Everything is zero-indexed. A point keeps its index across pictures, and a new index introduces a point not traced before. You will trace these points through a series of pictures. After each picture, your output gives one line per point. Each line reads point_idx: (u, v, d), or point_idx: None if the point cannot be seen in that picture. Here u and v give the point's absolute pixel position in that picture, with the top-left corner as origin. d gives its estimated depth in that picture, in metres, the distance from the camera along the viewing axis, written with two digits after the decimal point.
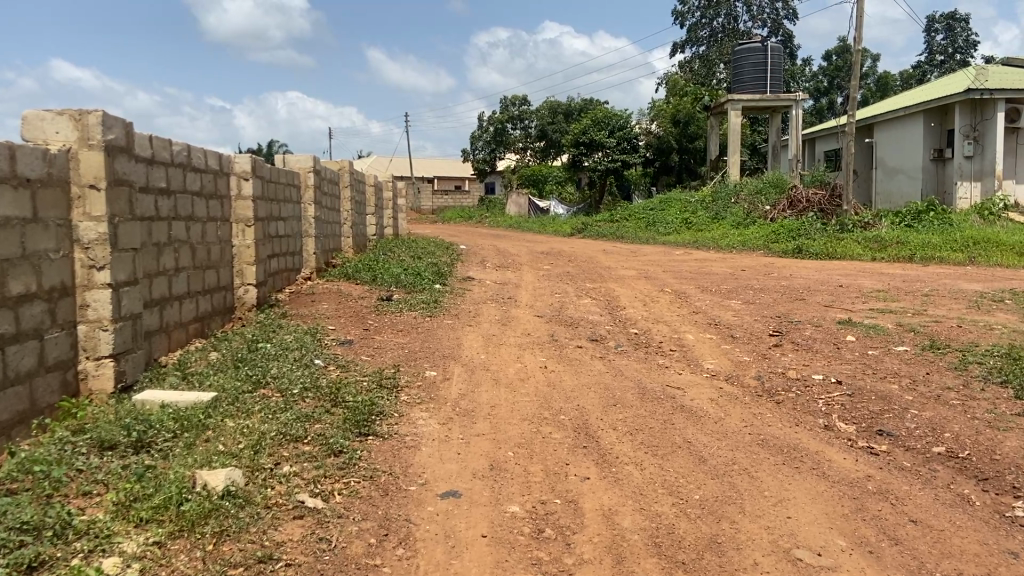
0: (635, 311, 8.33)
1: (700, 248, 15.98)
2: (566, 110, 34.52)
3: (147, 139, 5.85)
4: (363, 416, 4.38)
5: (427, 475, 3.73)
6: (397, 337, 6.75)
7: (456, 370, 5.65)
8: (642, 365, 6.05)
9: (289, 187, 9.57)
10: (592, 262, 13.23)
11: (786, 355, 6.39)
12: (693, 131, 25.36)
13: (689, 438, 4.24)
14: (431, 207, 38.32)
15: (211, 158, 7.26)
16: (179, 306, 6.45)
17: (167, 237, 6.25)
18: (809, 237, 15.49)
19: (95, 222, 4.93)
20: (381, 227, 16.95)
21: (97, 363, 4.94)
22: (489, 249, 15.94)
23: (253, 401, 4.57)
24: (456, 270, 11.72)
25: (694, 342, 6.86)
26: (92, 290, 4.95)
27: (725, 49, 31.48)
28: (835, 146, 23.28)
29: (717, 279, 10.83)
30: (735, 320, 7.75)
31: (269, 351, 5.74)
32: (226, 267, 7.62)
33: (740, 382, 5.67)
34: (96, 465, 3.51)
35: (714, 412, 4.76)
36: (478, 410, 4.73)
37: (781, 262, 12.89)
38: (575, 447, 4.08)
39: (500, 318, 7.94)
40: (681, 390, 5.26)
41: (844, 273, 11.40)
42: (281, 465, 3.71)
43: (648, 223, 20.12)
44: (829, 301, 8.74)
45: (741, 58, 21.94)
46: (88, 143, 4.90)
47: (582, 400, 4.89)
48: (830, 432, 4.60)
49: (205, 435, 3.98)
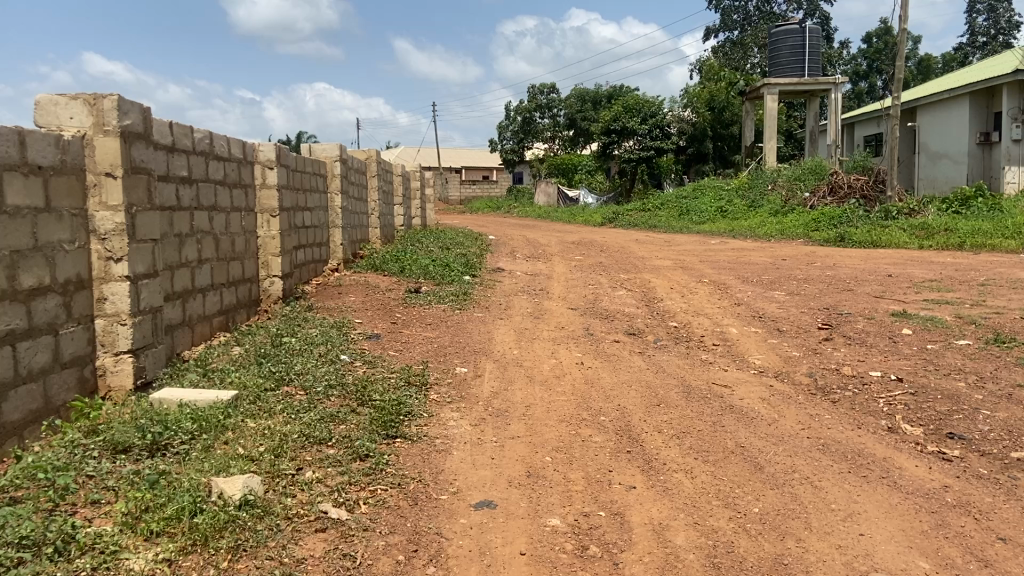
0: (674, 303, 7.98)
1: (737, 237, 15.51)
2: (594, 99, 33.74)
3: (167, 125, 5.63)
4: (391, 416, 4.11)
5: (459, 483, 3.44)
6: (426, 331, 6.48)
7: (488, 366, 5.36)
8: (684, 361, 5.70)
9: (315, 177, 9.34)
10: (625, 252, 12.84)
11: (838, 350, 6.00)
12: (728, 117, 25.21)
13: (742, 442, 3.90)
14: (459, 197, 38.11)
15: (235, 146, 7.04)
16: (202, 299, 6.24)
17: (189, 228, 6.04)
18: (852, 225, 14.94)
19: (111, 211, 4.71)
20: (408, 218, 16.73)
21: (115, 359, 4.73)
22: (519, 239, 15.62)
23: (275, 400, 4.33)
24: (486, 261, 11.43)
25: (738, 336, 6.49)
26: (110, 283, 4.72)
27: (760, 33, 30.74)
28: (875, 131, 22.55)
29: (758, 269, 10.40)
30: (781, 313, 7.36)
31: (293, 346, 5.49)
32: (251, 259, 7.42)
33: (791, 380, 5.29)
34: (107, 472, 3.29)
35: (768, 413, 4.41)
36: (513, 411, 4.43)
37: (823, 252, 12.40)
38: (618, 453, 3.77)
39: (533, 311, 7.63)
40: (729, 389, 4.92)
41: (891, 262, 10.91)
42: (303, 471, 3.45)
43: (682, 211, 19.64)
44: (879, 292, 8.29)
45: (778, 42, 21.31)
46: (103, 129, 4.67)
47: (623, 400, 4.58)
48: (894, 436, 4.23)
49: (224, 437, 3.74)
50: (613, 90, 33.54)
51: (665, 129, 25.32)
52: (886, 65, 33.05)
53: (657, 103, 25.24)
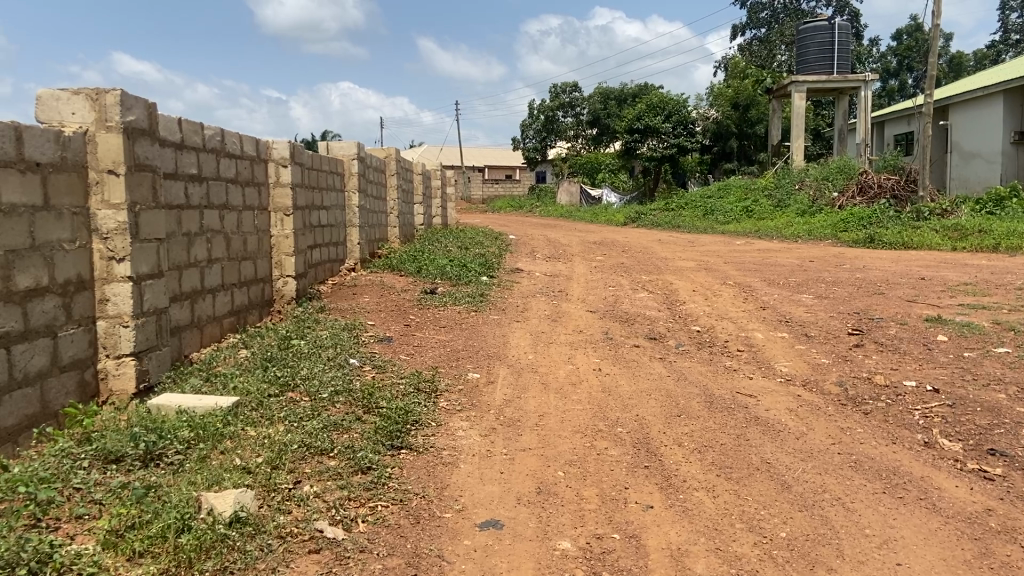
0: (697, 306, 7.73)
1: (763, 238, 15.17)
2: (618, 97, 33.36)
3: (175, 122, 5.50)
4: (396, 426, 3.92)
5: (465, 499, 3.25)
6: (440, 334, 6.28)
7: (502, 372, 5.16)
8: (707, 368, 5.46)
9: (332, 175, 9.19)
10: (647, 253, 12.59)
11: (869, 358, 5.72)
12: (754, 116, 24.70)
13: (768, 458, 3.67)
14: (481, 196, 37.95)
15: (248, 144, 6.91)
16: (212, 299, 6.11)
17: (199, 227, 5.92)
18: (882, 225, 14.54)
19: (113, 210, 4.57)
20: (429, 216, 16.58)
21: (117, 362, 4.59)
22: (540, 238, 15.40)
23: (277, 406, 4.16)
24: (505, 261, 11.23)
25: (763, 342, 6.23)
26: (112, 284, 4.60)
27: (787, 30, 30.22)
28: (905, 130, 22.02)
29: (784, 271, 10.10)
30: (809, 317, 7.07)
31: (301, 350, 5.34)
32: (264, 258, 7.29)
33: (819, 389, 5.03)
34: (95, 484, 3.15)
35: (795, 425, 4.16)
36: (525, 420, 4.22)
37: (852, 253, 12.07)
38: (634, 468, 3.55)
39: (551, 313, 7.41)
40: (754, 399, 4.67)
41: (923, 264, 10.55)
42: (301, 485, 3.28)
43: (706, 211, 19.30)
44: (911, 296, 7.97)
45: (806, 39, 20.85)
46: (106, 125, 4.53)
47: (642, 410, 4.35)
48: (930, 451, 3.97)
49: (221, 446, 3.58)
50: (636, 88, 33.27)
51: (689, 127, 24.94)
52: (918, 62, 32.38)
53: (682, 101, 24.89)
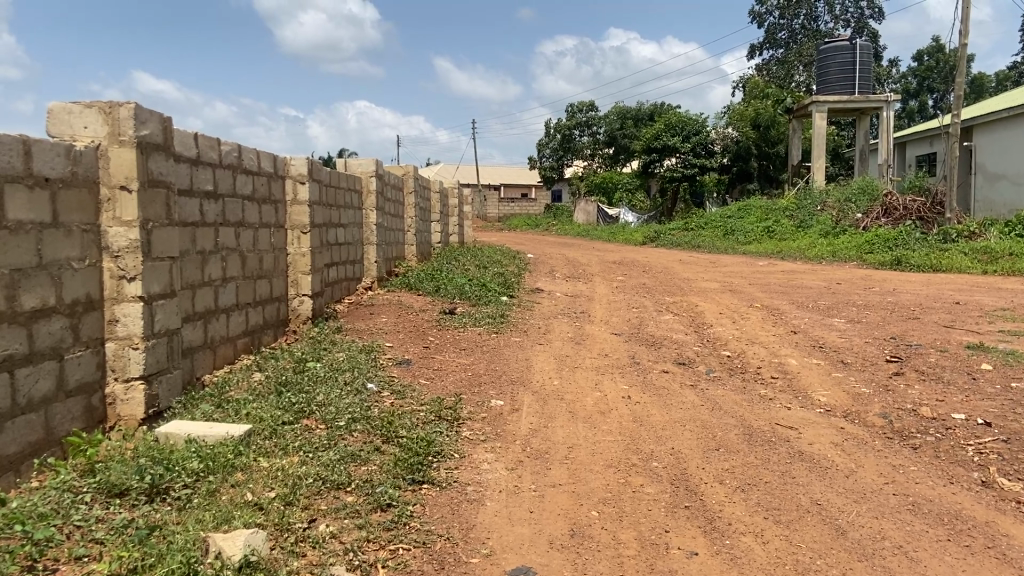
0: (725, 330, 7.46)
1: (786, 259, 14.86)
2: (635, 116, 33.16)
3: (191, 137, 5.35)
4: (417, 458, 3.69)
5: (494, 542, 3.00)
6: (460, 358, 6.05)
7: (527, 399, 4.92)
8: (741, 397, 5.19)
9: (350, 193, 9.03)
10: (669, 273, 12.33)
11: (912, 387, 5.42)
12: (774, 135, 24.38)
13: (818, 499, 3.39)
14: (497, 215, 37.89)
15: (265, 160, 6.76)
16: (225, 320, 5.92)
17: (214, 245, 5.75)
18: (909, 247, 14.20)
19: (125, 227, 4.40)
20: (446, 235, 16.42)
21: (126, 386, 4.40)
22: (559, 258, 15.19)
23: (292, 435, 3.94)
24: (525, 281, 11.02)
25: (798, 368, 5.95)
26: (122, 304, 4.41)
27: (806, 50, 30.02)
28: (928, 150, 21.67)
29: (812, 293, 9.80)
30: (843, 343, 6.79)
31: (317, 373, 5.12)
32: (280, 277, 7.12)
33: (861, 422, 4.75)
34: (97, 521, 2.94)
35: (842, 462, 3.88)
36: (553, 453, 3.97)
37: (880, 275, 11.76)
38: (674, 508, 3.29)
39: (574, 336, 7.17)
40: (796, 431, 4.40)
41: (955, 288, 10.22)
42: (316, 525, 3.05)
43: (726, 231, 19.02)
44: (948, 321, 7.66)
45: (827, 58, 20.60)
46: (119, 139, 4.37)
47: (677, 443, 4.09)
48: (990, 492, 3.67)
49: (232, 479, 3.37)
50: (654, 108, 33.14)
51: (707, 147, 24.71)
52: (939, 83, 32.06)
53: (701, 121, 24.68)
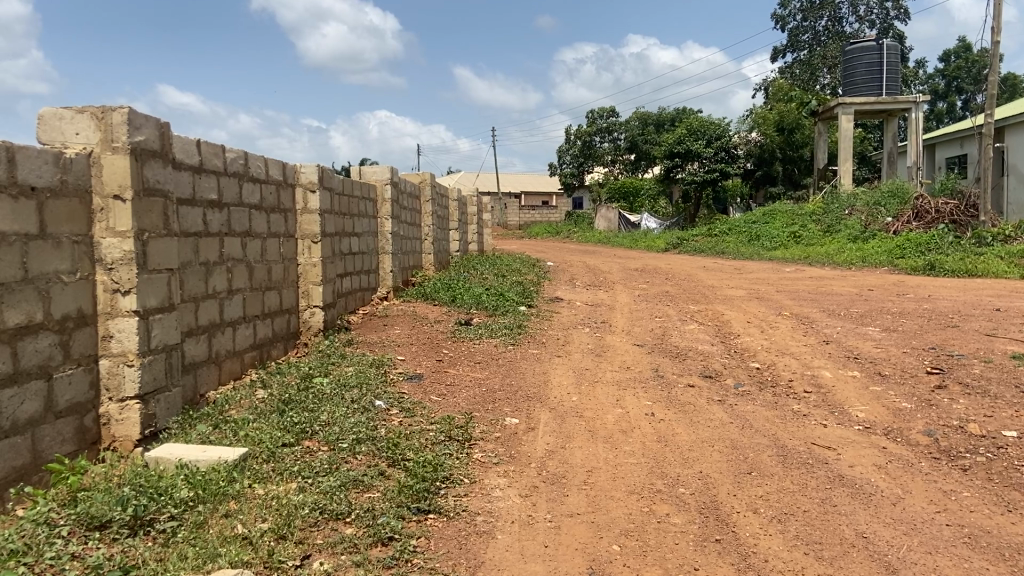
0: (753, 340, 7.12)
1: (814, 265, 14.43)
2: (657, 121, 33.12)
3: (193, 144, 5.16)
4: (423, 485, 3.41)
5: None
6: (474, 372, 5.77)
7: (543, 417, 4.62)
8: (773, 413, 4.86)
9: (363, 201, 8.81)
10: (693, 280, 11.97)
11: (957, 402, 5.05)
12: (798, 139, 23.95)
13: (864, 531, 3.07)
14: (518, 222, 37.62)
15: (274, 168, 6.56)
16: (231, 333, 5.70)
17: (218, 256, 5.54)
18: (942, 251, 13.72)
19: (119, 238, 4.19)
20: (465, 243, 16.20)
21: (121, 406, 4.18)
22: (579, 265, 14.88)
23: (291, 458, 3.69)
24: (543, 289, 10.74)
25: (833, 381, 5.61)
26: (116, 320, 4.20)
27: (831, 52, 29.52)
28: (959, 152, 21.07)
29: (843, 301, 9.40)
30: (880, 353, 6.42)
31: (323, 390, 4.86)
32: (290, 288, 6.89)
33: (904, 440, 4.40)
34: (71, 558, 2.70)
35: (889, 488, 3.53)
36: (572, 477, 3.67)
37: (913, 280, 11.32)
38: (703, 542, 2.98)
39: (594, 347, 6.87)
40: (834, 452, 4.07)
41: (993, 293, 9.78)
42: (310, 562, 2.78)
43: (751, 236, 18.59)
44: (990, 329, 7.24)
45: (853, 59, 20.11)
46: (112, 146, 4.18)
47: (705, 466, 3.77)
48: None
49: (223, 509, 3.11)
50: (674, 113, 32.83)
51: (730, 151, 24.32)
52: (968, 83, 31.36)
53: (723, 126, 24.22)
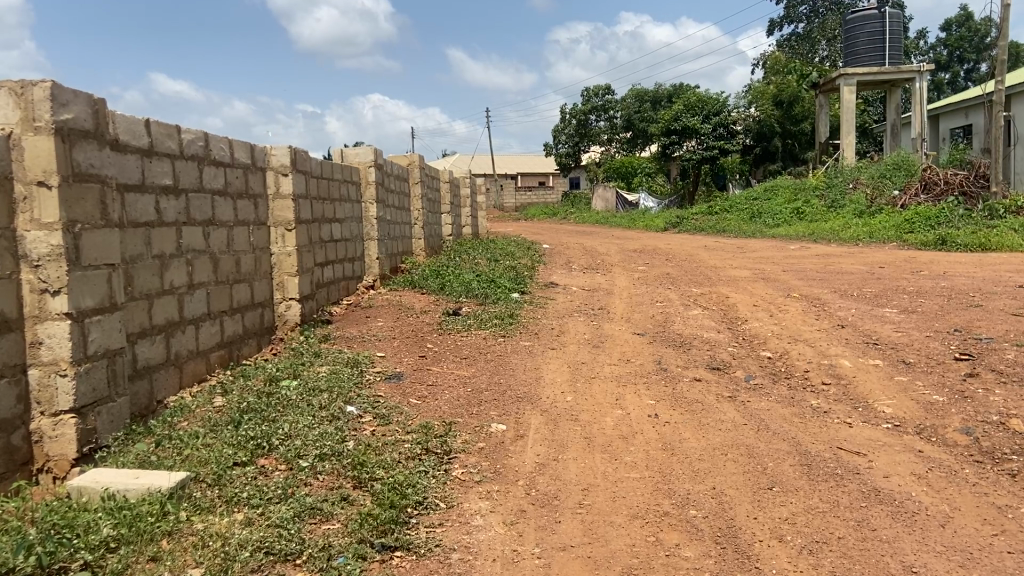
0: (762, 325, 6.62)
1: (819, 242, 13.90)
2: (653, 99, 32.51)
3: (140, 123, 4.62)
4: (392, 513, 2.91)
5: None
6: (460, 369, 5.27)
7: (535, 423, 4.12)
8: (791, 411, 4.37)
9: (345, 184, 8.27)
10: (694, 261, 11.45)
11: (993, 392, 4.54)
12: (798, 113, 23.43)
13: (912, 564, 2.58)
14: (513, 204, 37.02)
15: (240, 150, 6.03)
16: (194, 331, 5.20)
17: (176, 248, 5.02)
18: (952, 225, 13.17)
19: (45, 231, 3.68)
20: (457, 226, 15.70)
21: (54, 420, 3.68)
22: (575, 247, 14.34)
23: (239, 482, 3.19)
24: (538, 274, 10.23)
25: (853, 371, 5.10)
26: (45, 323, 3.69)
27: (830, 24, 28.80)
28: (964, 122, 20.49)
29: (854, 280, 8.86)
30: (901, 338, 5.90)
31: (288, 396, 4.36)
32: (262, 280, 6.37)
33: (940, 441, 3.90)
34: None
35: (933, 504, 3.04)
36: (566, 497, 3.18)
37: (925, 257, 10.78)
38: None
39: (591, 338, 6.36)
40: (865, 458, 3.58)
41: (1012, 268, 9.26)
42: None
43: (752, 213, 18.02)
44: (1016, 308, 6.73)
45: (855, 28, 19.43)
46: (34, 126, 3.66)
47: (719, 480, 3.28)
48: None
49: (151, 551, 2.62)
50: (671, 89, 32.26)
51: (729, 127, 23.68)
52: (970, 52, 30.71)
53: (721, 101, 23.53)
